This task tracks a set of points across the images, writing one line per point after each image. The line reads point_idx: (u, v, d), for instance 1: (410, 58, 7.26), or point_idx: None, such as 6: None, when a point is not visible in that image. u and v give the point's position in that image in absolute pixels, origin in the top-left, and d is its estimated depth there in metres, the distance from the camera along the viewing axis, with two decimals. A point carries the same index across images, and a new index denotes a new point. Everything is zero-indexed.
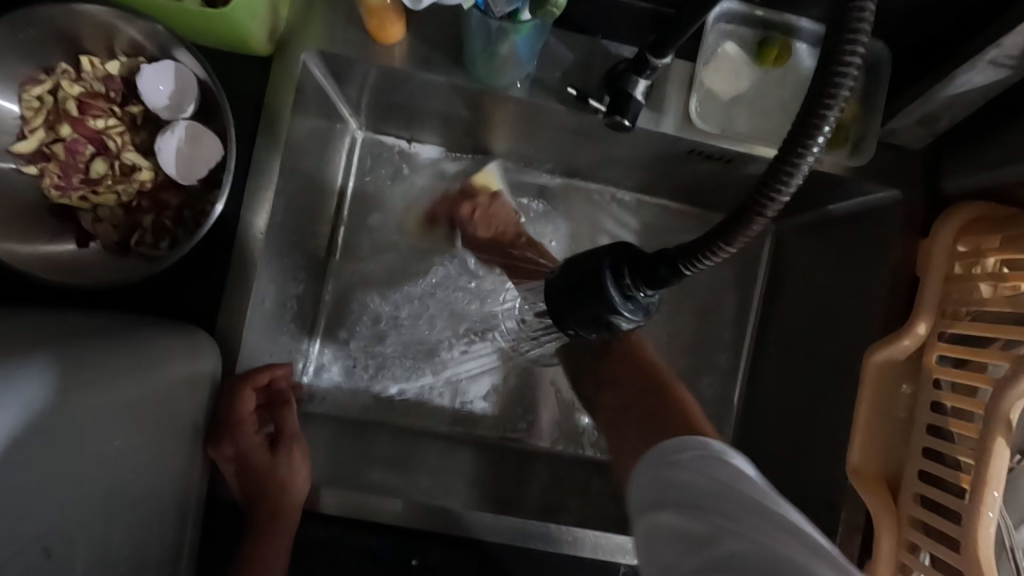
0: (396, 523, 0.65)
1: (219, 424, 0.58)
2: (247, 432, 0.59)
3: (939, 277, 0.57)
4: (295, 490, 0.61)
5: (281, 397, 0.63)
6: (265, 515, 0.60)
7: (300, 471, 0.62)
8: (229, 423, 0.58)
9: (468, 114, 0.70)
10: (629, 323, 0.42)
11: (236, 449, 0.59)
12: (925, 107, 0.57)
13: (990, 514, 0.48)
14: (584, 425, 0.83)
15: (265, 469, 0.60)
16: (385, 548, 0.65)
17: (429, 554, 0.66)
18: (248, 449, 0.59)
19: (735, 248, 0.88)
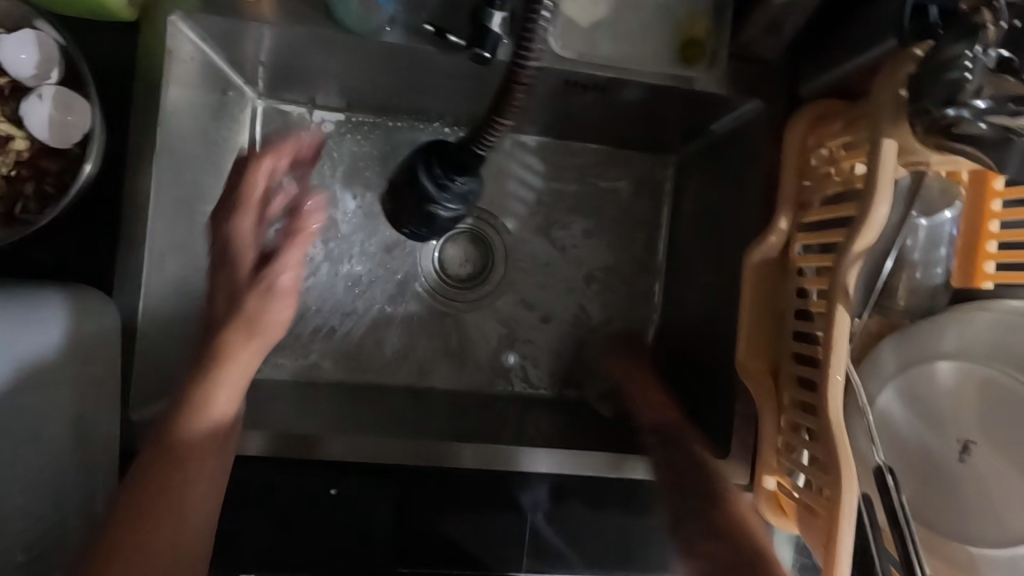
0: (319, 462, 0.68)
1: (219, 209, 0.62)
2: (247, 232, 0.62)
3: (793, 173, 0.61)
4: (236, 370, 0.58)
5: (292, 238, 0.62)
6: (192, 407, 0.55)
7: (283, 305, 0.61)
8: (226, 263, 0.61)
9: (354, 68, 0.72)
10: (447, 208, 0.64)
11: (236, 257, 0.61)
12: (768, 16, 0.60)
13: (838, 376, 0.53)
14: (511, 363, 0.87)
15: (240, 282, 0.61)
16: (305, 483, 0.69)
17: (349, 484, 0.70)
18: (242, 260, 0.62)
19: (640, 181, 0.91)
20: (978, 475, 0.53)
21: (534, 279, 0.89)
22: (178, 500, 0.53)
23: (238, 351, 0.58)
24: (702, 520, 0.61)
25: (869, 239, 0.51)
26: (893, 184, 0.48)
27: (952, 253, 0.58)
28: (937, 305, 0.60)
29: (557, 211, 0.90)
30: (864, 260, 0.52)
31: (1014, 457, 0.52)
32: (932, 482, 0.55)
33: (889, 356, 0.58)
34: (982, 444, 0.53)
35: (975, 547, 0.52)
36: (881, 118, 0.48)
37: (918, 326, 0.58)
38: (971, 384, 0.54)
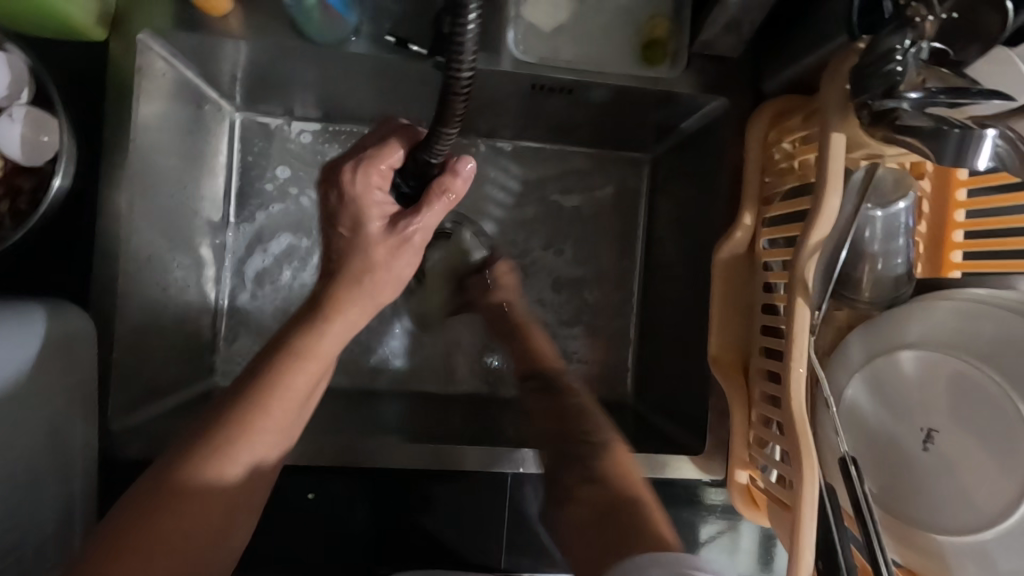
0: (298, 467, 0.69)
1: (363, 156, 0.52)
2: (382, 187, 0.52)
3: (756, 169, 0.62)
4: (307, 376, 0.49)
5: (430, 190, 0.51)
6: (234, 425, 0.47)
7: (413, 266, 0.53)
8: (348, 224, 0.51)
9: (325, 78, 0.73)
10: None
11: (358, 213, 0.51)
12: (726, 15, 0.61)
13: (800, 368, 0.54)
14: (493, 366, 0.88)
15: (369, 246, 0.50)
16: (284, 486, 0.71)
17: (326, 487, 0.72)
18: (367, 218, 0.50)
19: (617, 180, 0.92)
20: (942, 463, 0.52)
21: (513, 280, 0.90)
22: (207, 489, 0.46)
23: (323, 337, 0.50)
24: (582, 474, 0.63)
25: (823, 232, 0.51)
26: (842, 177, 0.50)
27: (923, 246, 0.64)
28: (901, 295, 0.60)
29: (534, 212, 0.91)
30: (821, 253, 0.53)
31: (980, 444, 0.51)
32: (897, 470, 0.55)
33: (856, 347, 0.59)
34: (946, 432, 0.52)
35: (939, 534, 0.52)
36: (830, 114, 0.49)
37: (885, 317, 0.58)
38: (935, 371, 0.54)
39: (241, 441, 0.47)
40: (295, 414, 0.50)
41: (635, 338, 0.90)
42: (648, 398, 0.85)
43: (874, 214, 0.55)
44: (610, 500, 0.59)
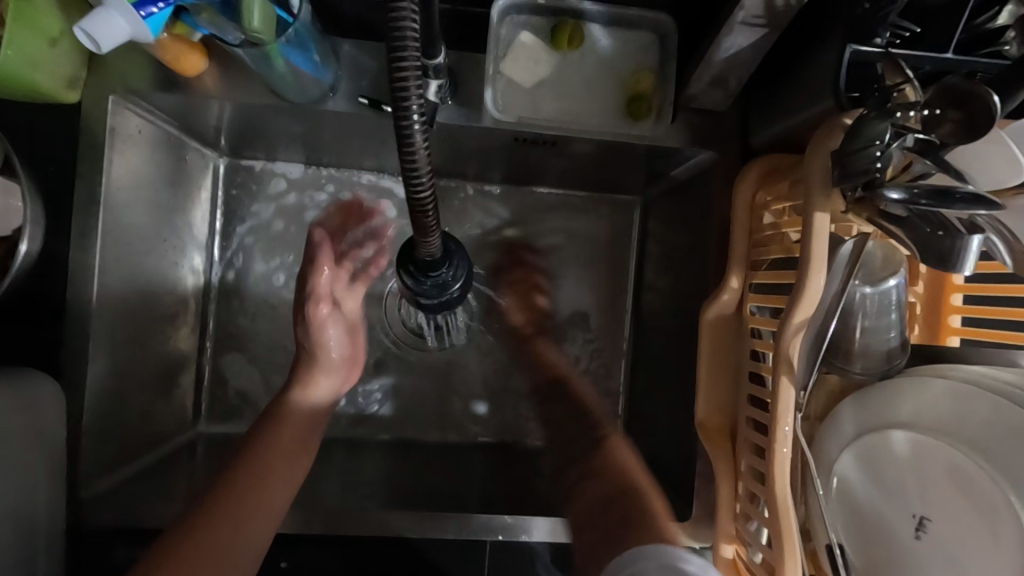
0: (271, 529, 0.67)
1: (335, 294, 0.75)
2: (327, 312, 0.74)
3: (743, 231, 0.60)
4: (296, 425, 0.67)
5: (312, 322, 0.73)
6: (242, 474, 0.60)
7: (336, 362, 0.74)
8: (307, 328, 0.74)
9: (307, 130, 0.72)
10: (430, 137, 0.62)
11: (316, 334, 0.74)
12: (710, 72, 0.59)
13: (783, 449, 0.52)
14: (480, 413, 0.86)
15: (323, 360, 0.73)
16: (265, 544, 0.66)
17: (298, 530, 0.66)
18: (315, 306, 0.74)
19: (607, 223, 0.90)
20: (937, 553, 0.50)
21: (501, 324, 0.88)
22: (255, 488, 0.60)
23: (315, 381, 0.72)
24: (584, 468, 0.71)
25: (808, 309, 0.49)
26: (826, 256, 0.48)
27: (920, 307, 0.61)
28: (896, 365, 0.57)
29: (522, 255, 0.89)
30: (807, 329, 0.51)
31: (975, 534, 0.48)
32: (888, 554, 0.52)
33: (848, 421, 0.56)
34: (939, 520, 0.50)
35: None
36: (814, 191, 0.47)
37: (873, 390, 0.56)
38: (928, 454, 0.51)
39: (266, 477, 0.61)
40: (316, 418, 0.70)
41: (624, 385, 0.88)
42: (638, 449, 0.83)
43: (862, 290, 0.53)
44: (609, 494, 0.64)
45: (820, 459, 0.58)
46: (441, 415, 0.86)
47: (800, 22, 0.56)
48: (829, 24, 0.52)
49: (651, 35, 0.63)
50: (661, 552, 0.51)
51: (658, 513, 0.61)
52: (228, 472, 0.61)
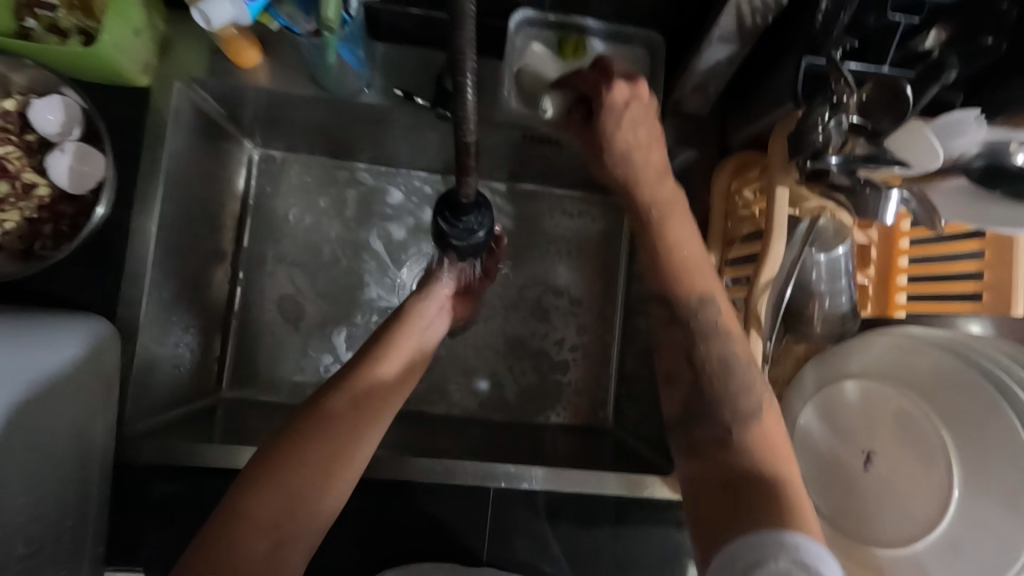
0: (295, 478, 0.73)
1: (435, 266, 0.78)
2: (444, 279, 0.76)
3: (720, 214, 0.69)
4: (398, 364, 0.67)
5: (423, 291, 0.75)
6: (357, 394, 0.61)
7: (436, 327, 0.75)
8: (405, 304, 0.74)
9: (340, 124, 0.81)
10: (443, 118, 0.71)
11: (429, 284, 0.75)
12: (693, 80, 0.70)
13: None
14: (482, 389, 0.94)
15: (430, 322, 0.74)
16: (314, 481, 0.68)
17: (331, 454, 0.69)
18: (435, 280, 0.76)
19: (601, 220, 1.00)
20: (881, 481, 0.58)
21: (504, 308, 0.96)
22: (339, 439, 0.56)
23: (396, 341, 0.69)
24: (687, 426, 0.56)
25: (773, 271, 0.59)
26: (787, 224, 0.57)
27: (871, 288, 0.72)
28: (849, 330, 0.67)
29: (524, 246, 0.98)
30: (772, 290, 0.60)
31: (914, 464, 0.56)
32: (844, 486, 0.61)
33: (808, 377, 0.65)
34: (882, 454, 0.59)
35: (879, 549, 0.57)
36: (775, 171, 0.57)
37: (832, 351, 0.65)
38: (878, 399, 0.60)
39: (378, 398, 0.62)
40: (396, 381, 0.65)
41: (614, 366, 0.96)
42: (626, 422, 0.90)
43: (819, 258, 0.62)
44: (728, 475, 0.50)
45: (788, 412, 0.66)
46: (446, 388, 0.93)
47: (764, 41, 0.67)
48: (788, 41, 0.63)
49: (644, 49, 0.73)
50: (797, 548, 0.43)
51: (800, 491, 0.48)
52: (335, 391, 0.61)
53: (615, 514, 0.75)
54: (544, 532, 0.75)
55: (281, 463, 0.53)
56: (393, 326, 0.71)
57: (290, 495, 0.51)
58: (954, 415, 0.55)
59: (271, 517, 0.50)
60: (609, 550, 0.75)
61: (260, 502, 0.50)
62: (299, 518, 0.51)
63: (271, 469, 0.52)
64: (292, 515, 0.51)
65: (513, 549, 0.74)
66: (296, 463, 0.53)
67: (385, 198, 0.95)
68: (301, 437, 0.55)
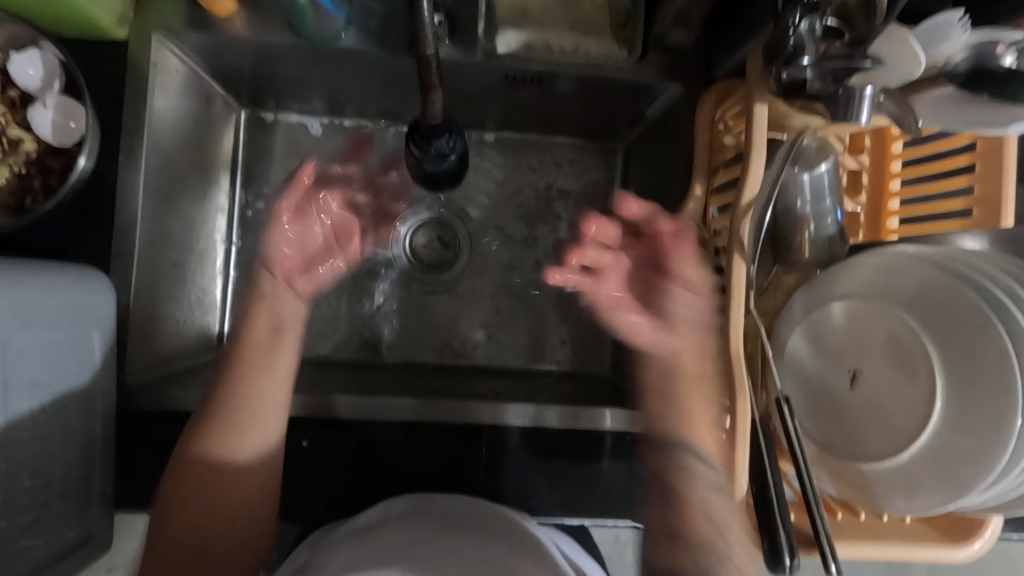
0: (317, 453, 0.74)
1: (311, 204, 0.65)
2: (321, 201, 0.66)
3: (705, 143, 0.68)
4: (276, 382, 0.65)
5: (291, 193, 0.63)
6: (204, 440, 0.62)
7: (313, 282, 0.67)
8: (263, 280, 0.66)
9: (322, 75, 0.81)
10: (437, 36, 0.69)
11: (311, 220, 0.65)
12: (673, 9, 0.68)
13: (739, 318, 0.60)
14: (479, 341, 0.94)
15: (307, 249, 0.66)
16: (324, 431, 0.74)
17: (318, 434, 0.74)
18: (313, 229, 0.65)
19: (593, 168, 0.98)
20: (865, 398, 0.58)
21: (498, 259, 0.97)
22: (227, 435, 0.62)
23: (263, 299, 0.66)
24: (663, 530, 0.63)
25: (753, 192, 0.58)
26: (766, 143, 0.56)
27: (865, 216, 0.70)
28: (837, 254, 0.67)
29: (515, 197, 0.97)
30: (755, 212, 0.59)
31: (899, 379, 0.57)
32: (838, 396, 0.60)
33: (797, 306, 0.65)
34: (867, 372, 0.59)
35: (863, 463, 0.57)
36: (753, 89, 0.56)
37: (820, 276, 0.65)
38: (864, 317, 0.59)
39: (247, 427, 0.63)
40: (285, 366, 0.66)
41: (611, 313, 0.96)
42: (623, 367, 0.90)
43: (801, 175, 0.62)
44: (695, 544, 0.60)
45: (777, 340, 0.66)
46: (441, 340, 0.94)
47: None
48: None
49: None
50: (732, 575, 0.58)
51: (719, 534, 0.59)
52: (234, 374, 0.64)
53: (613, 452, 0.76)
54: (541, 470, 0.75)
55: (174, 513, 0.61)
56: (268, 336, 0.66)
57: (197, 502, 0.61)
58: (943, 326, 0.55)
59: (196, 525, 0.61)
60: (603, 485, 0.76)
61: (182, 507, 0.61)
62: (234, 525, 0.63)
63: (206, 467, 0.62)
64: (202, 524, 0.62)
65: (512, 488, 0.76)
66: (200, 493, 0.61)
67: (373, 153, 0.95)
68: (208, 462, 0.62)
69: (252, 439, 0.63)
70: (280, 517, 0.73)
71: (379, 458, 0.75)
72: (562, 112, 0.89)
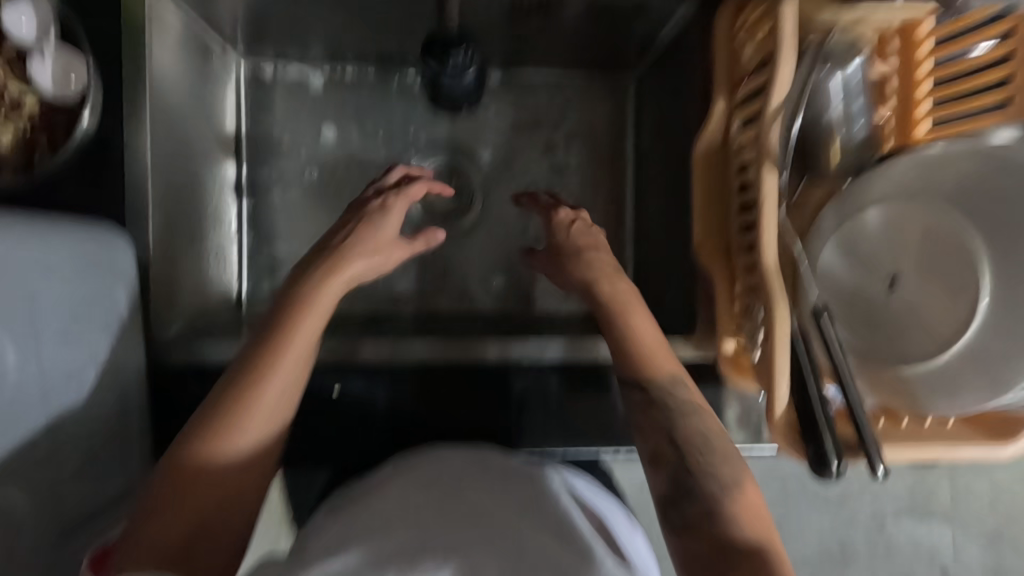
0: (345, 400, 0.74)
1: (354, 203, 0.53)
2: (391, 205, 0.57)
3: (725, 57, 0.66)
4: (296, 363, 0.55)
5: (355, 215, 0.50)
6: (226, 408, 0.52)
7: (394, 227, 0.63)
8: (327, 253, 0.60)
9: (322, 16, 0.79)
10: None
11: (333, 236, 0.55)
12: None
13: (771, 230, 0.58)
14: (497, 287, 0.93)
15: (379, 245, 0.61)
16: (351, 378, 0.74)
17: (348, 382, 0.74)
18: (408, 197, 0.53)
19: (604, 102, 0.95)
20: (905, 302, 0.57)
21: (511, 204, 0.95)
22: (232, 418, 0.52)
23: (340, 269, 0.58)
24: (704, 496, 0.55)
25: (782, 96, 0.56)
26: (795, 42, 0.54)
27: (893, 120, 0.65)
28: (867, 162, 0.65)
29: (526, 137, 0.95)
30: (785, 117, 0.57)
31: (941, 280, 0.55)
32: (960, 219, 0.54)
33: (829, 220, 0.62)
34: (909, 275, 0.57)
35: (903, 366, 0.56)
36: None
37: (850, 185, 0.63)
38: (902, 219, 0.58)
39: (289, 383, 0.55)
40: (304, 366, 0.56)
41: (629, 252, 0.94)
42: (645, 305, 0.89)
43: (830, 76, 0.60)
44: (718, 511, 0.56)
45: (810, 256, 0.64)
46: (459, 289, 0.93)
47: None
48: None
49: None
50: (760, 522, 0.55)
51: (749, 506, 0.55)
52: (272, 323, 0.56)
53: None
54: (569, 404, 0.76)
55: (181, 499, 0.49)
56: (302, 305, 0.56)
57: (179, 508, 0.49)
58: (987, 222, 0.54)
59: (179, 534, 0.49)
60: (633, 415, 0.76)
61: (167, 509, 0.49)
62: (207, 527, 0.50)
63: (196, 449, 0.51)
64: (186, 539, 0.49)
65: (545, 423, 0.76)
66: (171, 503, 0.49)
67: (380, 102, 0.93)
68: (196, 462, 0.50)
69: (260, 425, 0.53)
70: (316, 465, 0.75)
71: (410, 400, 0.75)
72: (571, 41, 0.86)
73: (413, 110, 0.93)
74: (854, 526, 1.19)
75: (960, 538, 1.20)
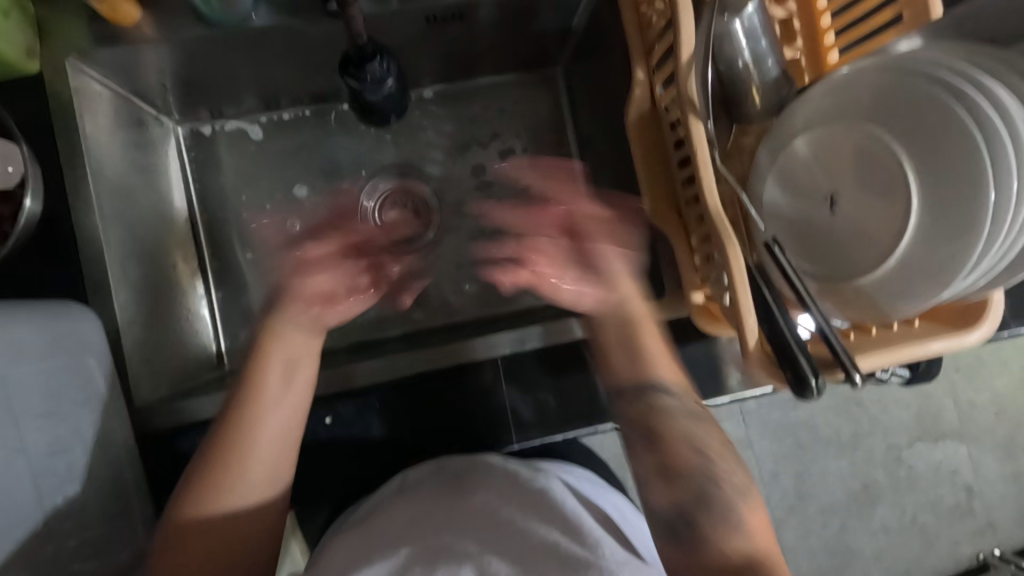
0: (339, 429, 0.74)
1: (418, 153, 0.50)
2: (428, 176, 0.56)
3: (634, 26, 0.69)
4: (260, 444, 0.61)
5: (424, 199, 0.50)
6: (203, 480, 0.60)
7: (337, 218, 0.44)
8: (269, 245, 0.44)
9: (249, 67, 0.81)
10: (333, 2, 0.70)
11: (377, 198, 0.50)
12: None
13: (709, 176, 0.60)
14: (470, 294, 0.94)
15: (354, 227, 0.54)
16: (345, 404, 0.74)
17: (340, 409, 0.74)
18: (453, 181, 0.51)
19: (540, 99, 0.98)
20: (848, 217, 0.59)
21: (468, 211, 0.96)
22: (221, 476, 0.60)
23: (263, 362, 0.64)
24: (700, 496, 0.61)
25: (689, 48, 0.59)
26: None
27: (804, 59, 0.70)
28: (788, 97, 0.68)
29: (471, 145, 0.97)
30: (697, 67, 0.60)
31: (875, 189, 0.58)
32: (955, 141, 0.54)
33: (764, 157, 0.65)
34: (845, 192, 0.60)
35: (860, 279, 0.59)
36: None
37: (776, 122, 0.65)
38: (829, 141, 0.60)
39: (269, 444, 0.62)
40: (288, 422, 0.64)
41: None
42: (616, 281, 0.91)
43: (732, 23, 0.63)
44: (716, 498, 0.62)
45: (754, 196, 0.66)
46: (434, 304, 0.94)
47: None
48: None
49: None
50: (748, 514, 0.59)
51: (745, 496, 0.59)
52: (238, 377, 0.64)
53: None
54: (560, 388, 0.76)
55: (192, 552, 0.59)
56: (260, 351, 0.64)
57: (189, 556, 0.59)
58: (905, 129, 0.56)
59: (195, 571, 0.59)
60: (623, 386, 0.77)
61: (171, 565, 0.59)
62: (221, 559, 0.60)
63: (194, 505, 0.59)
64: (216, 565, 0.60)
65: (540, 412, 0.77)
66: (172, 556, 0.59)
67: (321, 138, 0.94)
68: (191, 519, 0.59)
69: (245, 486, 0.61)
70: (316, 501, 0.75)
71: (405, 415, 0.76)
72: (494, 46, 0.89)
73: (356, 139, 0.95)
74: (872, 463, 1.20)
75: (976, 453, 1.22)
